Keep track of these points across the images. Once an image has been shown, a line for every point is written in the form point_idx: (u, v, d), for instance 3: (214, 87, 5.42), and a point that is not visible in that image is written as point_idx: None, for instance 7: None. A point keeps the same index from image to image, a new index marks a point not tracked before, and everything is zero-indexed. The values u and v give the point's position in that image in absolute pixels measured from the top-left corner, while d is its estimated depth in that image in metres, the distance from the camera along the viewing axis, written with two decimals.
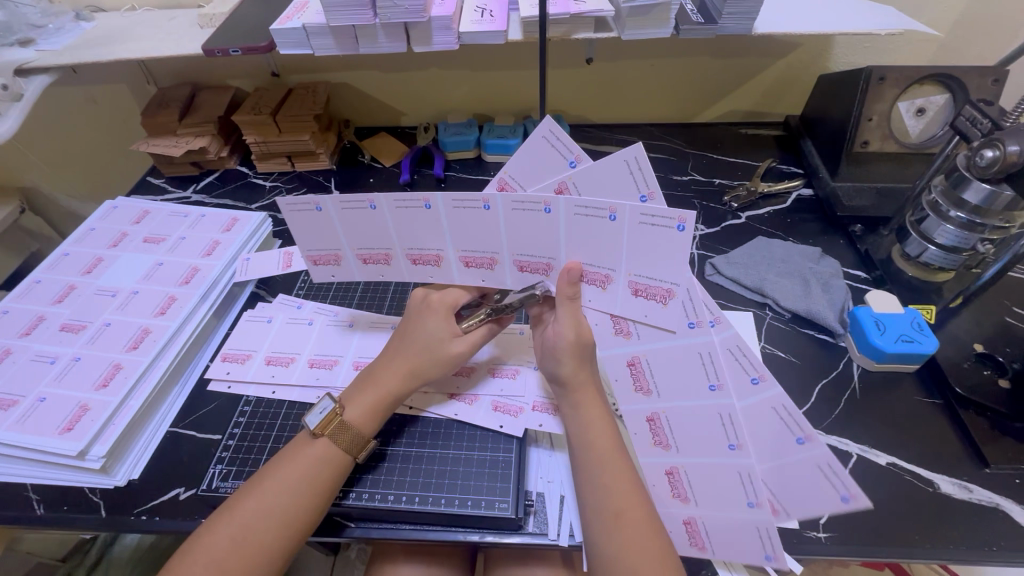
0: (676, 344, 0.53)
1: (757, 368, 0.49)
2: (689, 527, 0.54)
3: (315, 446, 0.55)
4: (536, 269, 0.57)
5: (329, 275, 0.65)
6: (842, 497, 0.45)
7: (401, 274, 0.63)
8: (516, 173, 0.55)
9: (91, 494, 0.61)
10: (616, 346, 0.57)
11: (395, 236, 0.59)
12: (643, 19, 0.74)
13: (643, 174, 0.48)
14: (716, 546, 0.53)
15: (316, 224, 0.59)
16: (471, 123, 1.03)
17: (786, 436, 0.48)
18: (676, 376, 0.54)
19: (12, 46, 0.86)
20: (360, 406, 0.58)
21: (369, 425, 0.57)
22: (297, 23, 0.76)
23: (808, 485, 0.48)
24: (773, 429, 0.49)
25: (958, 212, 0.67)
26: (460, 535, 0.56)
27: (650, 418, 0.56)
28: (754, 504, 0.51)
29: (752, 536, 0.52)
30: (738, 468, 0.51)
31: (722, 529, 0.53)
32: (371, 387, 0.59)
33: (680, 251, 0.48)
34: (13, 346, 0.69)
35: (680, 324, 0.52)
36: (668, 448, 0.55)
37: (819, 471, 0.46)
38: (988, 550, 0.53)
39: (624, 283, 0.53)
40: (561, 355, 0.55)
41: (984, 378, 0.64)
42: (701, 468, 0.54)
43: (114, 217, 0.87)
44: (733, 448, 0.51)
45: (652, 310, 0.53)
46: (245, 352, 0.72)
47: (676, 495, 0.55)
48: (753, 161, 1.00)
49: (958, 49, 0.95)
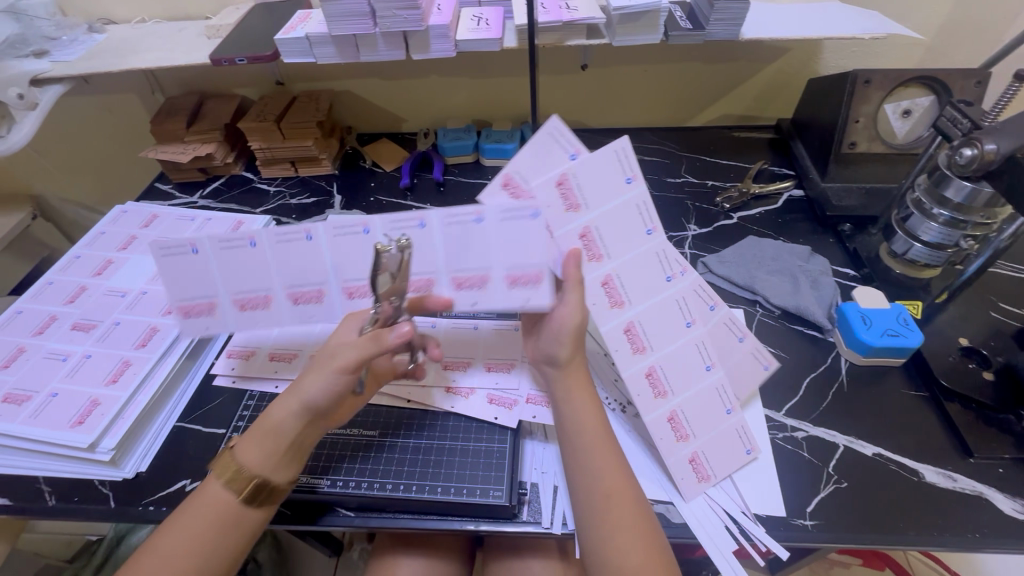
0: (660, 297, 0.61)
1: (712, 297, 0.65)
2: (693, 464, 0.59)
3: (210, 488, 0.52)
4: (430, 289, 0.57)
5: (203, 328, 0.58)
6: (767, 367, 0.64)
7: (280, 319, 0.58)
8: (520, 168, 0.57)
9: (100, 486, 0.63)
10: (614, 318, 0.59)
11: (217, 278, 0.57)
12: (633, 26, 0.76)
13: (629, 160, 0.58)
14: (715, 468, 0.59)
15: (188, 270, 0.57)
16: (469, 128, 1.06)
17: (731, 339, 0.64)
18: (660, 323, 0.61)
19: (27, 57, 0.90)
20: (253, 450, 0.52)
21: (260, 466, 0.52)
22: (300, 33, 0.79)
23: (746, 374, 0.64)
24: (723, 338, 0.64)
25: (941, 209, 0.70)
26: (456, 524, 0.58)
27: (649, 373, 0.59)
28: (732, 409, 0.61)
29: (734, 438, 0.60)
30: (717, 384, 0.61)
31: (719, 448, 0.60)
32: (260, 433, 0.53)
33: (630, 205, 0.59)
34: (27, 344, 0.72)
35: (660, 277, 0.61)
36: (665, 396, 0.60)
37: (755, 354, 0.64)
38: (970, 537, 0.55)
39: (602, 274, 0.59)
40: (564, 337, 0.56)
41: (968, 371, 0.66)
42: (691, 401, 0.60)
43: (123, 221, 0.90)
44: (710, 367, 0.62)
45: (632, 271, 0.60)
46: (250, 349, 0.73)
47: (679, 437, 0.59)
48: (745, 164, 1.02)
49: (945, 52, 0.97)
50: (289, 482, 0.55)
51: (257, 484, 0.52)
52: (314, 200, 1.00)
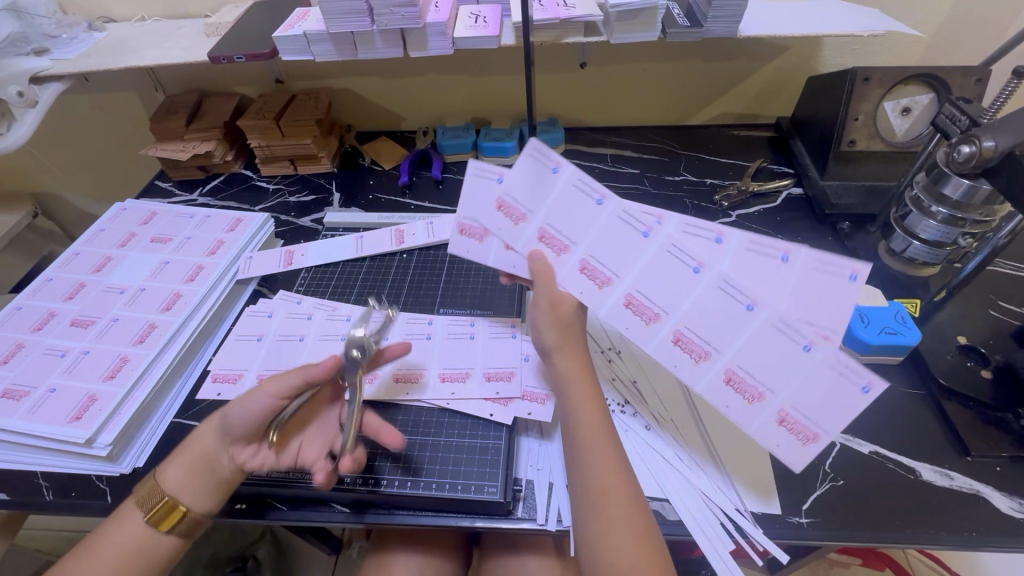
0: (649, 254, 0.53)
1: (714, 226, 0.52)
2: (785, 423, 0.52)
3: (128, 512, 0.53)
4: (455, 377, 0.67)
5: (216, 393, 0.69)
6: (850, 278, 0.48)
7: None
8: (512, 192, 0.55)
9: (98, 481, 0.63)
10: (608, 298, 0.56)
11: (255, 360, 0.71)
12: (630, 24, 0.76)
13: (546, 153, 0.53)
14: (818, 422, 0.51)
15: (242, 350, 0.73)
16: (468, 126, 1.06)
17: (771, 263, 0.51)
18: (662, 283, 0.54)
19: (28, 55, 0.90)
20: (173, 469, 0.54)
21: (179, 484, 0.53)
22: (298, 31, 0.79)
23: (823, 293, 0.50)
24: (759, 264, 0.52)
25: (940, 207, 0.69)
26: (451, 520, 0.58)
27: (677, 340, 0.55)
28: (810, 345, 0.49)
29: (836, 373, 0.49)
30: (773, 322, 0.50)
31: (813, 394, 0.50)
32: (181, 454, 0.55)
33: (565, 190, 0.54)
34: (26, 340, 0.72)
35: (635, 237, 0.53)
36: (708, 356, 0.54)
37: (818, 271, 0.50)
38: (966, 535, 0.54)
39: (578, 261, 0.56)
40: (543, 326, 0.57)
41: (967, 369, 0.65)
42: (746, 353, 0.52)
43: (122, 218, 0.91)
44: (751, 307, 0.51)
45: (605, 244, 0.55)
46: (236, 372, 0.70)
47: (750, 397, 0.53)
48: (744, 162, 1.02)
49: (946, 50, 0.96)
50: (205, 513, 0.55)
51: (171, 505, 0.53)
52: (313, 198, 1.00)
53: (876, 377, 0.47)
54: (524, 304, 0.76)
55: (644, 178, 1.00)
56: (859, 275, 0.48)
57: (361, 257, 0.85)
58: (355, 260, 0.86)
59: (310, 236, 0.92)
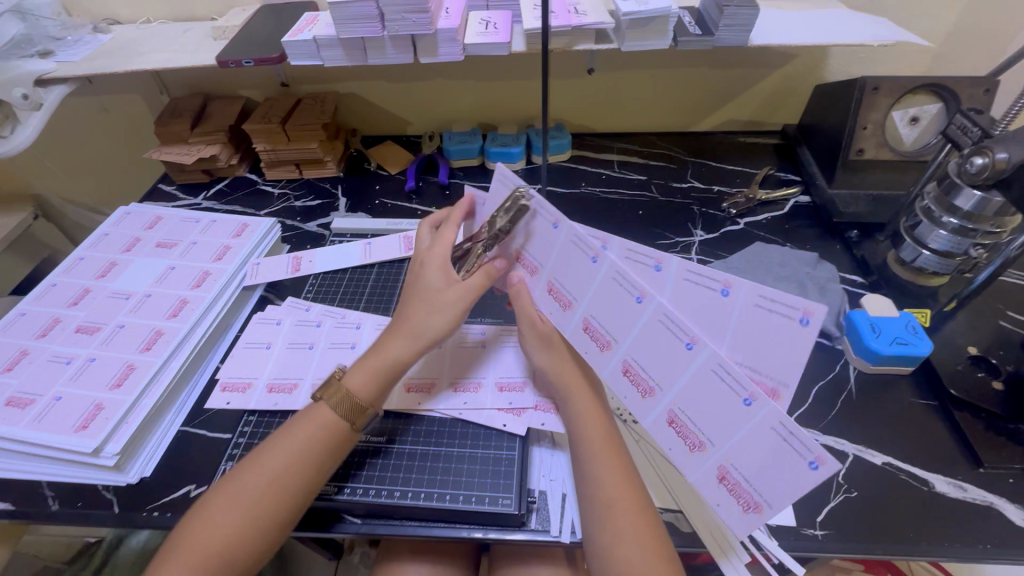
0: (597, 282, 0.52)
1: (653, 253, 0.53)
2: (727, 481, 0.50)
3: (318, 409, 0.56)
4: (467, 388, 0.66)
5: (224, 402, 0.69)
6: (800, 320, 0.46)
7: (295, 403, 0.67)
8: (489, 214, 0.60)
9: (105, 491, 0.62)
10: (569, 320, 0.56)
11: (265, 367, 0.71)
12: (642, 31, 0.76)
13: (508, 177, 0.55)
14: (762, 491, 0.48)
15: (251, 358, 0.73)
16: (475, 131, 1.05)
17: (711, 295, 0.50)
18: (609, 312, 0.53)
19: (32, 57, 0.89)
20: (361, 374, 0.57)
21: (370, 392, 0.57)
22: (307, 36, 0.78)
23: (774, 339, 0.48)
24: (700, 295, 0.51)
25: (951, 217, 0.69)
26: (464, 532, 0.57)
27: (626, 371, 0.54)
28: (750, 399, 0.46)
29: (775, 437, 0.46)
30: (712, 365, 0.48)
31: (754, 453, 0.48)
32: (372, 360, 0.58)
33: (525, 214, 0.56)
34: (31, 347, 0.71)
35: (585, 263, 0.52)
36: (653, 392, 0.53)
37: (761, 308, 0.48)
38: (981, 548, 0.54)
39: (545, 283, 0.57)
40: (529, 344, 0.60)
41: (978, 380, 0.65)
42: (687, 394, 0.51)
43: (127, 222, 0.90)
44: (690, 346, 0.49)
45: (563, 268, 0.54)
46: (246, 381, 0.70)
47: (693, 445, 0.51)
48: (751, 169, 1.02)
49: (952, 59, 0.97)
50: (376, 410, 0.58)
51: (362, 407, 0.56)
52: (319, 202, 1.00)
53: (823, 454, 0.43)
54: None
55: (651, 185, 1.00)
56: (812, 317, 0.45)
57: (370, 263, 0.85)
58: (363, 267, 0.85)
59: (316, 242, 0.91)
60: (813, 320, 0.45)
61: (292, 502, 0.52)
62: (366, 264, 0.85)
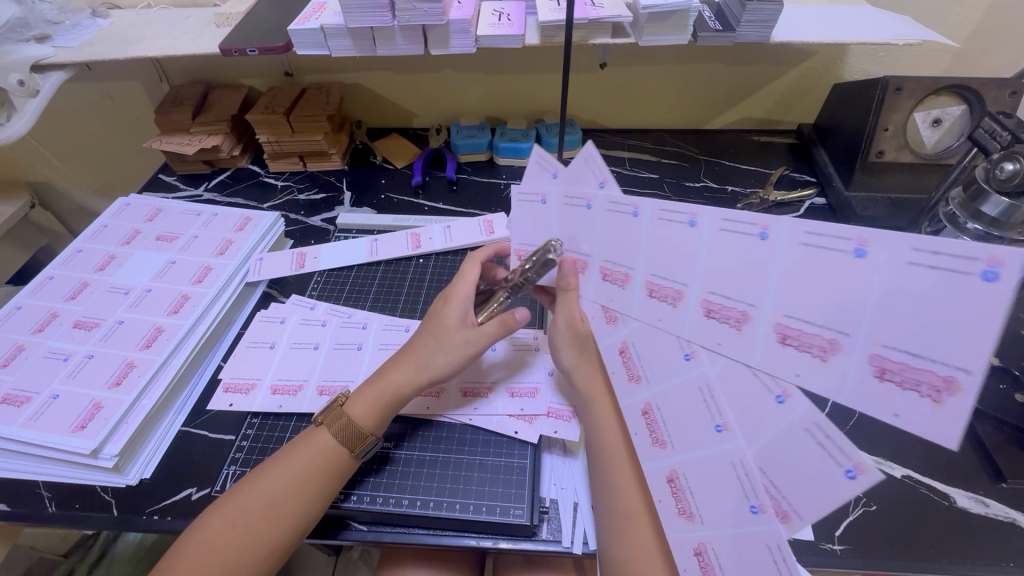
0: (648, 236, 0.50)
1: (685, 208, 0.47)
2: (889, 376, 0.38)
3: (318, 433, 0.55)
4: (478, 392, 0.65)
5: (228, 404, 0.66)
6: (854, 253, 0.38)
7: (301, 405, 0.65)
8: (523, 238, 0.60)
9: (103, 492, 0.61)
10: (611, 334, 0.55)
11: (269, 368, 0.69)
12: (661, 26, 0.73)
13: (542, 169, 0.55)
14: (948, 359, 0.35)
15: (255, 358, 0.71)
16: (484, 125, 1.03)
17: (749, 241, 0.44)
18: (676, 255, 0.49)
19: (28, 42, 0.86)
20: (364, 402, 0.56)
21: (371, 421, 0.56)
22: (314, 24, 0.76)
23: (832, 280, 0.40)
24: (737, 247, 0.45)
25: (976, 223, 0.66)
26: (472, 542, 0.56)
27: (708, 312, 0.48)
28: (757, 508, 0.43)
29: (926, 276, 0.35)
30: (731, 456, 0.45)
31: (921, 330, 0.36)
32: (376, 387, 0.57)
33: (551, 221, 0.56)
34: (27, 342, 0.69)
35: (627, 221, 0.51)
36: (665, 446, 0.50)
37: (807, 246, 0.41)
38: (1003, 566, 0.53)
39: (598, 270, 0.55)
40: (562, 345, 0.59)
41: (1001, 393, 0.63)
42: (697, 465, 0.47)
43: (126, 214, 0.87)
44: (720, 428, 0.46)
45: (609, 241, 0.53)
46: (249, 382, 0.68)
47: (681, 511, 0.48)
48: (766, 169, 0.99)
49: (974, 60, 0.94)
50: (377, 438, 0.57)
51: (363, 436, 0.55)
52: (323, 196, 0.97)
53: (862, 462, 0.37)
54: (545, 313, 0.74)
55: (663, 183, 0.98)
56: (866, 247, 0.38)
57: (376, 261, 0.83)
58: (368, 265, 0.83)
59: (320, 237, 0.89)
60: (870, 249, 0.37)
61: (287, 530, 0.50)
62: (372, 262, 0.83)
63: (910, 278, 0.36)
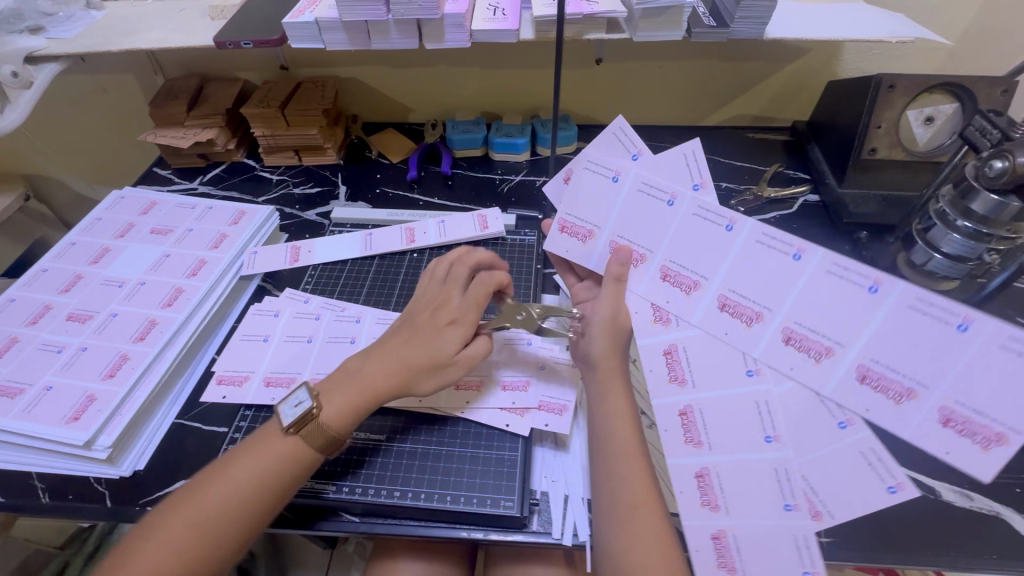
0: (738, 251, 0.54)
1: (795, 240, 0.51)
2: (952, 424, 0.44)
3: (285, 437, 0.55)
4: (470, 385, 0.65)
5: (221, 396, 0.67)
6: (958, 326, 0.43)
7: None
8: (572, 211, 0.64)
9: (96, 484, 0.61)
10: (656, 334, 0.58)
11: (263, 360, 0.70)
12: (655, 21, 0.74)
13: (620, 144, 0.60)
14: (1002, 420, 0.43)
15: (249, 351, 0.71)
16: (479, 120, 1.03)
17: (854, 288, 0.48)
18: (764, 279, 0.53)
19: (22, 33, 0.86)
20: (340, 403, 0.56)
21: (343, 424, 0.56)
22: (309, 18, 0.75)
23: (924, 344, 0.45)
24: (842, 289, 0.48)
25: (965, 221, 0.67)
26: (464, 533, 0.57)
27: (787, 339, 0.52)
28: (791, 506, 0.48)
29: (1012, 360, 0.42)
30: (776, 464, 0.50)
31: (988, 396, 0.43)
32: (353, 387, 0.57)
33: (613, 198, 0.60)
34: (20, 334, 0.69)
35: (717, 232, 0.55)
36: (699, 446, 0.53)
37: (916, 310, 0.45)
38: (986, 558, 0.54)
39: (658, 269, 0.58)
40: (595, 334, 0.58)
41: None
42: (734, 470, 0.51)
43: (120, 207, 0.87)
44: (771, 438, 0.51)
45: (680, 246, 0.57)
46: (242, 374, 0.69)
47: (706, 503, 0.51)
48: (760, 166, 1.00)
49: (967, 59, 0.95)
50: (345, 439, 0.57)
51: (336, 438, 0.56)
52: (318, 190, 0.97)
53: (905, 480, 0.45)
54: (538, 306, 0.74)
55: None
56: (970, 324, 0.43)
57: (370, 255, 0.84)
58: (362, 259, 0.84)
59: (315, 232, 0.89)
60: (974, 326, 0.43)
61: (241, 535, 0.51)
62: (367, 256, 0.84)
63: (997, 361, 0.42)
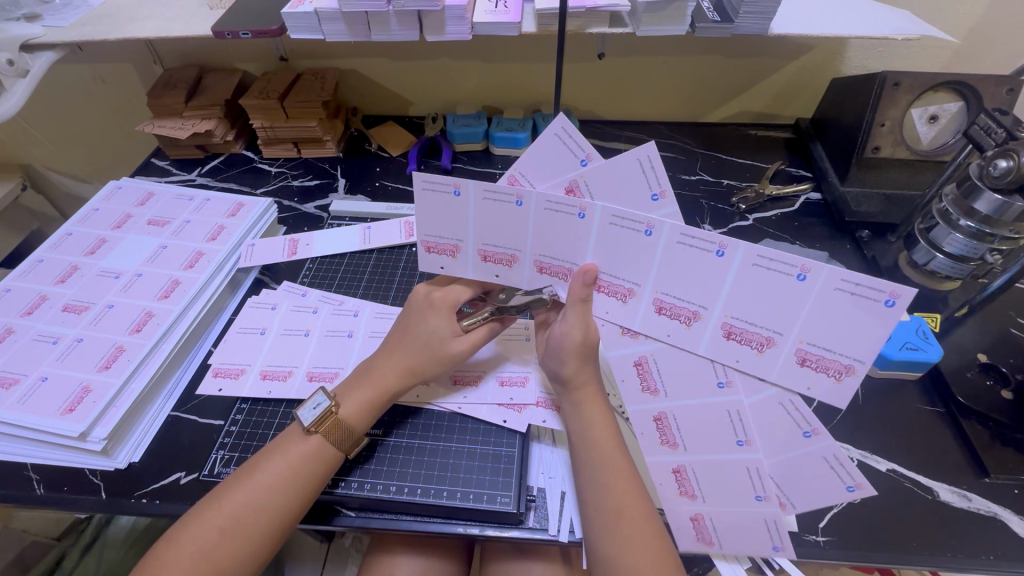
0: (659, 255, 0.49)
1: (642, 218, 0.47)
2: (808, 363, 0.46)
3: (308, 442, 0.54)
4: (467, 380, 0.65)
5: (217, 388, 0.67)
6: (797, 277, 0.44)
7: (290, 392, 0.65)
8: (430, 232, 0.55)
9: (91, 475, 0.61)
10: (626, 345, 0.55)
11: (261, 355, 0.69)
12: (658, 16, 0.73)
13: (567, 145, 0.49)
14: (846, 352, 0.45)
15: (247, 344, 0.71)
16: (480, 114, 1.02)
17: (705, 254, 0.47)
18: (624, 257, 0.50)
19: (18, 21, 0.85)
20: (356, 401, 0.57)
21: (363, 420, 0.57)
22: (309, 8, 0.75)
23: (770, 295, 0.46)
24: (693, 258, 0.47)
25: (968, 221, 0.66)
26: (458, 528, 0.56)
27: (728, 334, 0.49)
28: (763, 497, 0.51)
29: (845, 300, 0.43)
30: (747, 465, 0.51)
31: (832, 334, 0.45)
32: (368, 383, 0.58)
33: (466, 213, 0.53)
34: (15, 325, 0.69)
35: (572, 222, 0.50)
36: (675, 447, 0.54)
37: (759, 267, 0.45)
38: (984, 559, 0.54)
39: (533, 264, 0.55)
40: (566, 355, 0.55)
41: (987, 388, 0.64)
42: (708, 467, 0.53)
43: (117, 198, 0.87)
44: (742, 443, 0.51)
45: (547, 241, 0.52)
46: (239, 367, 0.68)
47: (684, 493, 0.54)
48: (762, 163, 0.99)
49: (972, 58, 0.94)
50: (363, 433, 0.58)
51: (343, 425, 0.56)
52: (317, 182, 0.97)
53: (864, 482, 0.45)
54: None
55: None
56: (809, 274, 0.43)
57: (369, 249, 0.83)
58: (361, 253, 0.83)
59: (313, 225, 0.89)
60: (812, 276, 0.43)
61: (274, 539, 0.51)
62: (365, 250, 0.83)
63: (833, 300, 0.43)
